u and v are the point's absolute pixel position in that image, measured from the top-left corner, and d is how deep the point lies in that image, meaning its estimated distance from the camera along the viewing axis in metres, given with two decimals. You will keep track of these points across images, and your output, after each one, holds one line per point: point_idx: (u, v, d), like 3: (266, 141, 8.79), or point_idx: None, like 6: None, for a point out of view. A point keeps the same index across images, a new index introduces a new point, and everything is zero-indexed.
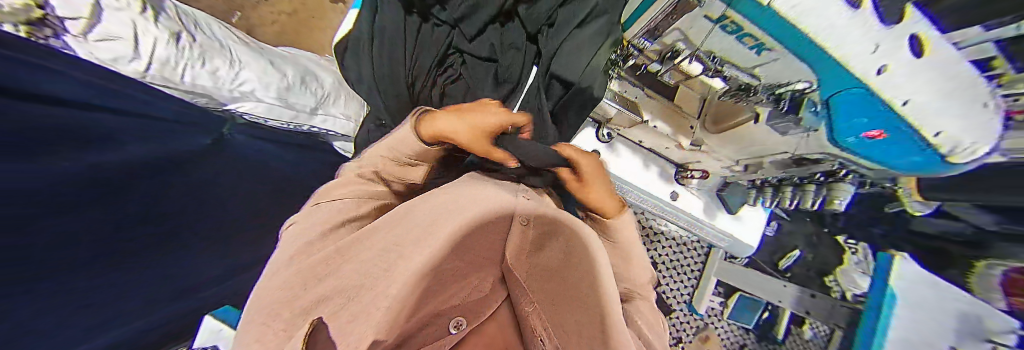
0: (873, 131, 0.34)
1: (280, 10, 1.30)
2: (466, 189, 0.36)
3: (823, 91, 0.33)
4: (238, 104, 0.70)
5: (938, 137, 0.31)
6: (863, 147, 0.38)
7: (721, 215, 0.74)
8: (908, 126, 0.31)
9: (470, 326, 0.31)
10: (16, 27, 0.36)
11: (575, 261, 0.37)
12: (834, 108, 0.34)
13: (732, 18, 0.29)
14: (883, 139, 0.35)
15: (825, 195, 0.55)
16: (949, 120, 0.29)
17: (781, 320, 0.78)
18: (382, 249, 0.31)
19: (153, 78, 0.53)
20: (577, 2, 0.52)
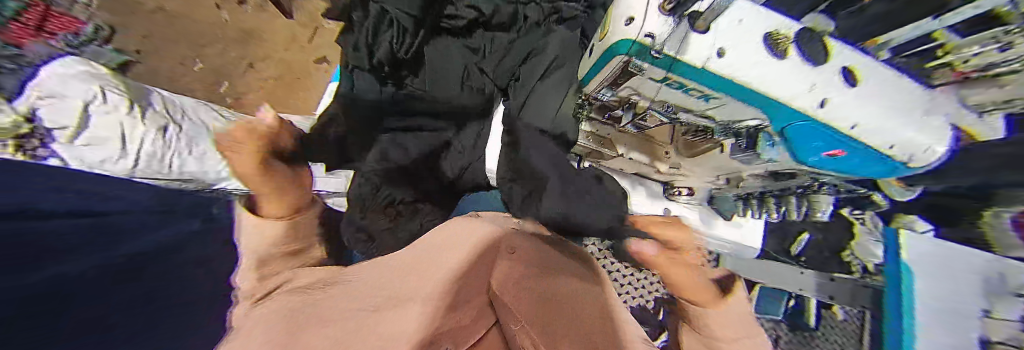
0: (833, 151, 0.32)
1: (267, 77, 1.36)
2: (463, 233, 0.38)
3: (776, 125, 0.32)
4: (225, 182, 0.74)
5: (894, 150, 0.30)
6: (832, 167, 0.35)
7: (718, 223, 0.70)
8: (861, 144, 0.30)
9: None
10: (5, 143, 0.51)
11: (553, 278, 0.31)
12: (788, 141, 0.33)
13: (674, 79, 0.30)
14: (844, 159, 0.33)
15: None
16: (900, 130, 0.30)
17: (810, 306, 0.73)
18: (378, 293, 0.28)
19: (141, 171, 0.64)
20: (536, 61, 0.63)
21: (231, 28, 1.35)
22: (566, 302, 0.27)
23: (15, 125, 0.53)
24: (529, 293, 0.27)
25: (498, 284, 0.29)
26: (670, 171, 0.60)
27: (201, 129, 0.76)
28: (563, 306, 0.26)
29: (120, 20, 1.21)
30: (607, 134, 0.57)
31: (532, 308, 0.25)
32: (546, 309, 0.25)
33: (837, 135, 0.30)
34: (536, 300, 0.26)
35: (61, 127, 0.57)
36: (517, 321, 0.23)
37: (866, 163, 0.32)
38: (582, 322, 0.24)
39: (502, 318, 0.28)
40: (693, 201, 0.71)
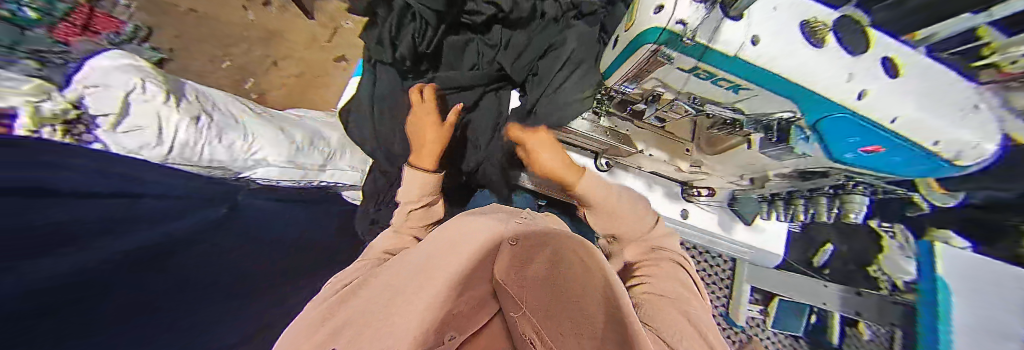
0: (870, 147, 0.30)
1: (290, 75, 1.42)
2: (463, 224, 0.35)
3: (808, 115, 0.32)
4: (250, 172, 0.79)
5: (938, 146, 0.28)
6: (867, 163, 0.33)
7: (737, 227, 0.69)
8: (902, 138, 0.28)
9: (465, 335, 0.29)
10: (53, 128, 0.51)
11: (564, 268, 0.28)
12: (821, 132, 0.32)
13: (704, 69, 0.30)
14: (883, 153, 0.31)
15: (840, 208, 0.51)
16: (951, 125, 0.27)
17: (833, 322, 0.70)
18: (385, 290, 0.31)
19: (174, 159, 0.64)
20: (553, 57, 0.68)
21: (258, 29, 1.42)
22: (578, 288, 0.27)
23: (63, 112, 0.53)
24: (534, 285, 0.28)
25: (502, 275, 0.31)
26: (692, 169, 0.58)
27: (235, 120, 0.80)
28: (570, 296, 0.27)
29: (156, 21, 1.28)
30: (624, 130, 0.57)
31: (538, 305, 0.27)
32: (551, 297, 0.27)
33: (880, 129, 0.28)
34: (544, 293, 0.27)
35: (105, 114, 0.57)
36: (525, 317, 0.29)
37: (908, 160, 0.31)
38: (584, 316, 0.26)
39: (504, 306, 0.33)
40: (713, 203, 0.68)
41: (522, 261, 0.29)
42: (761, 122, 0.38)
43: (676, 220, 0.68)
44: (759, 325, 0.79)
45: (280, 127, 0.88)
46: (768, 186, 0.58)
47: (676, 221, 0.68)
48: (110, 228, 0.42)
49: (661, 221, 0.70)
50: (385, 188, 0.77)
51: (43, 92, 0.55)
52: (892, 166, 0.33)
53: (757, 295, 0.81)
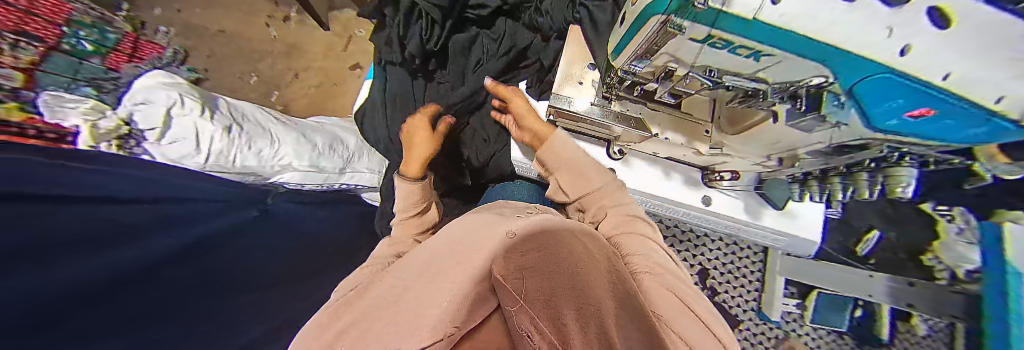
0: (916, 110, 0.24)
1: (309, 85, 1.49)
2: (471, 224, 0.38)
3: (845, 79, 0.25)
4: (278, 177, 0.82)
5: (1000, 103, 0.20)
6: (911, 127, 0.27)
7: (766, 213, 0.64)
8: (950, 98, 0.21)
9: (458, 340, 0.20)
10: (109, 143, 0.62)
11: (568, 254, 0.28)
12: (860, 98, 0.26)
13: (720, 37, 0.26)
14: (930, 116, 0.24)
15: (884, 183, 0.47)
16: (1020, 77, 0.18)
17: (881, 318, 0.65)
18: (393, 290, 0.33)
19: (211, 166, 0.71)
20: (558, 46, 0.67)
21: (280, 42, 1.51)
22: (589, 272, 0.26)
23: (118, 127, 0.64)
24: (533, 270, 0.24)
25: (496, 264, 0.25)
26: (711, 152, 0.55)
27: (262, 128, 0.85)
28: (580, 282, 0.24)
29: (191, 43, 1.41)
30: (637, 114, 0.53)
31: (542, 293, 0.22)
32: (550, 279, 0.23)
33: (933, 95, 0.21)
34: (550, 282, 0.23)
35: (151, 128, 0.67)
36: (525, 311, 0.21)
37: (966, 125, 0.24)
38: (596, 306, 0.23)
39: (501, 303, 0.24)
40: (737, 187, 0.64)
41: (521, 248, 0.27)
42: (786, 91, 0.33)
43: (697, 208, 0.65)
44: (796, 321, 0.71)
45: (302, 132, 0.91)
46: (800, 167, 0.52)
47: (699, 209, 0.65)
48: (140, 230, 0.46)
49: (681, 210, 0.68)
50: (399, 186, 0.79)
51: (100, 112, 0.66)
52: (941, 129, 0.26)
53: (792, 288, 0.72)
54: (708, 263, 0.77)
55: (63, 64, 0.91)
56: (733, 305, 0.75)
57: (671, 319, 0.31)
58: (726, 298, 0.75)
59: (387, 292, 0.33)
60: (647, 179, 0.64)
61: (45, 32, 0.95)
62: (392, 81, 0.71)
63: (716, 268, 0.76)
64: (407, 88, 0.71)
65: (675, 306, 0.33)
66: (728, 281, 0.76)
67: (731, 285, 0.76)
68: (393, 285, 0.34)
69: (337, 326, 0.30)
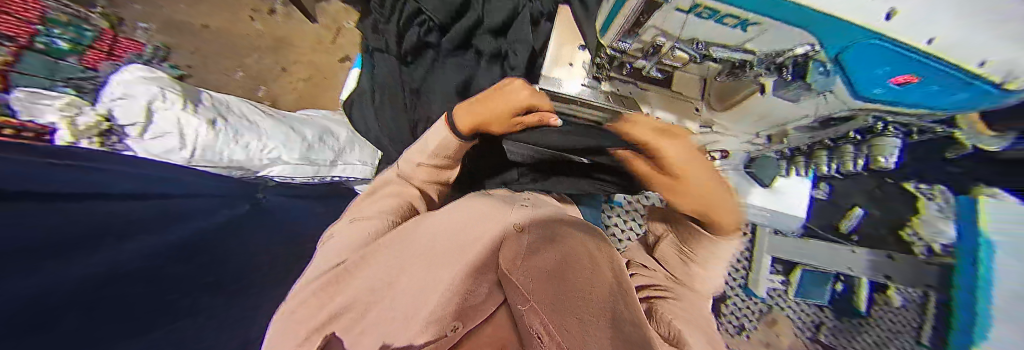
0: (904, 75, 0.25)
1: (299, 79, 1.44)
2: (460, 211, 0.46)
3: (829, 48, 0.26)
4: (267, 170, 0.80)
5: (983, 67, 0.21)
6: (903, 94, 0.28)
7: (756, 191, 0.65)
8: (936, 62, 0.21)
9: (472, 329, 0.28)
10: (91, 139, 0.61)
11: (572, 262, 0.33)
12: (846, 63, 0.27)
13: (705, 6, 0.25)
14: (920, 82, 0.25)
15: (869, 155, 0.51)
16: (1001, 45, 0.19)
17: (859, 290, 0.67)
18: (386, 269, 0.38)
19: (196, 161, 0.69)
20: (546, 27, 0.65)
21: (266, 37, 1.44)
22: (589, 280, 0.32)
23: (97, 123, 0.63)
24: (540, 275, 0.31)
25: (507, 265, 0.33)
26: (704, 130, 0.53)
27: (245, 120, 0.81)
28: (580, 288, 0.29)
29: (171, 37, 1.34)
30: (629, 93, 0.53)
31: (547, 297, 0.28)
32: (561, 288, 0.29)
33: (918, 58, 0.22)
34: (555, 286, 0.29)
35: (134, 123, 0.65)
36: (534, 310, 0.26)
37: (955, 89, 0.24)
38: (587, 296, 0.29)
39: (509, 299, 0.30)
40: (728, 166, 0.65)
41: (528, 253, 0.35)
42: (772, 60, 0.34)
43: None
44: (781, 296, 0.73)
45: (288, 124, 0.88)
46: (789, 141, 0.53)
47: None
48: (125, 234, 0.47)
49: None
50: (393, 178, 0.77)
51: (76, 107, 0.64)
52: (933, 98, 0.27)
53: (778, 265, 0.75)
54: None
55: (37, 65, 0.89)
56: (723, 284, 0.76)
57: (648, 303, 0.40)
58: None
59: (383, 273, 0.37)
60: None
61: (14, 30, 0.93)
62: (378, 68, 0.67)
63: None
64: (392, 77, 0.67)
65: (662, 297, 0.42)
66: None
67: None
68: (389, 267, 0.38)
69: (331, 308, 0.34)
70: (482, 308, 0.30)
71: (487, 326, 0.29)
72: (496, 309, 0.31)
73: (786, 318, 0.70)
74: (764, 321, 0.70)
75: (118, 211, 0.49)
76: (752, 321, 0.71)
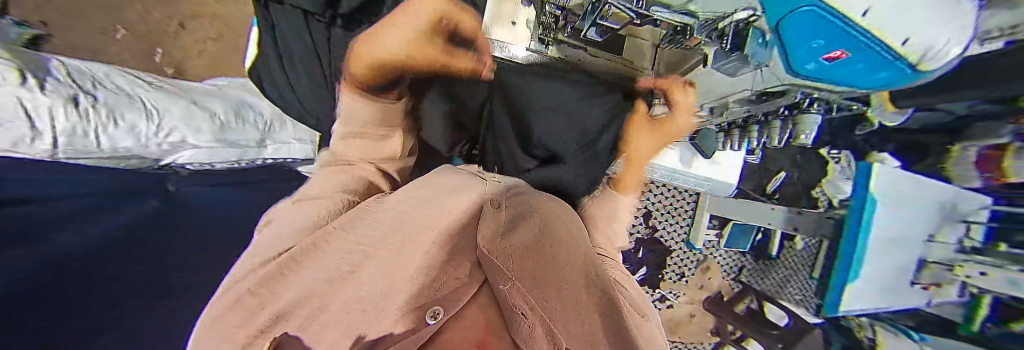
0: (833, 53, 0.24)
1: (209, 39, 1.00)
2: (429, 182, 0.36)
3: (771, 13, 0.25)
4: (173, 156, 0.61)
5: (905, 47, 0.21)
6: (824, 74, 0.29)
7: (697, 162, 0.71)
8: (879, 42, 0.21)
9: (448, 320, 0.22)
10: None
11: (552, 240, 0.30)
12: (785, 35, 0.25)
13: None
14: (842, 61, 0.25)
15: (793, 131, 0.51)
16: (924, 15, 0.19)
17: (773, 239, 0.91)
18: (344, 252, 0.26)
19: (67, 152, 0.49)
20: None
21: None
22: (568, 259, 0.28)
23: None
24: (520, 251, 0.26)
25: (487, 242, 0.26)
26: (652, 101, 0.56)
27: (127, 94, 0.57)
28: (554, 262, 0.27)
29: None
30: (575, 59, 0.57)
31: (530, 273, 0.24)
32: (541, 266, 0.26)
33: (852, 34, 0.21)
34: (533, 265, 0.25)
35: None
36: (517, 289, 0.23)
37: (872, 69, 0.25)
38: (570, 288, 0.25)
39: (493, 279, 0.26)
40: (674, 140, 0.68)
41: (510, 226, 0.29)
42: (713, 24, 0.34)
43: None
44: (714, 246, 0.95)
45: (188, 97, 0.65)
46: (727, 114, 0.57)
47: None
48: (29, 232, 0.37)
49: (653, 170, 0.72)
50: None
51: None
52: (853, 79, 0.28)
53: (715, 221, 0.93)
54: (651, 206, 0.91)
55: None
56: (669, 239, 0.95)
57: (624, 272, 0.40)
58: (665, 233, 0.94)
59: (340, 259, 0.25)
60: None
61: None
62: (275, 22, 0.45)
63: (658, 210, 0.92)
64: (300, 37, 0.46)
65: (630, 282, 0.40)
66: (667, 221, 0.94)
67: (670, 223, 0.93)
68: (349, 252, 0.26)
69: (270, 313, 0.21)
70: (464, 291, 0.25)
71: (471, 309, 0.24)
72: (477, 290, 0.27)
73: (715, 263, 0.97)
74: (699, 267, 0.97)
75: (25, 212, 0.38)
76: (692, 268, 0.97)
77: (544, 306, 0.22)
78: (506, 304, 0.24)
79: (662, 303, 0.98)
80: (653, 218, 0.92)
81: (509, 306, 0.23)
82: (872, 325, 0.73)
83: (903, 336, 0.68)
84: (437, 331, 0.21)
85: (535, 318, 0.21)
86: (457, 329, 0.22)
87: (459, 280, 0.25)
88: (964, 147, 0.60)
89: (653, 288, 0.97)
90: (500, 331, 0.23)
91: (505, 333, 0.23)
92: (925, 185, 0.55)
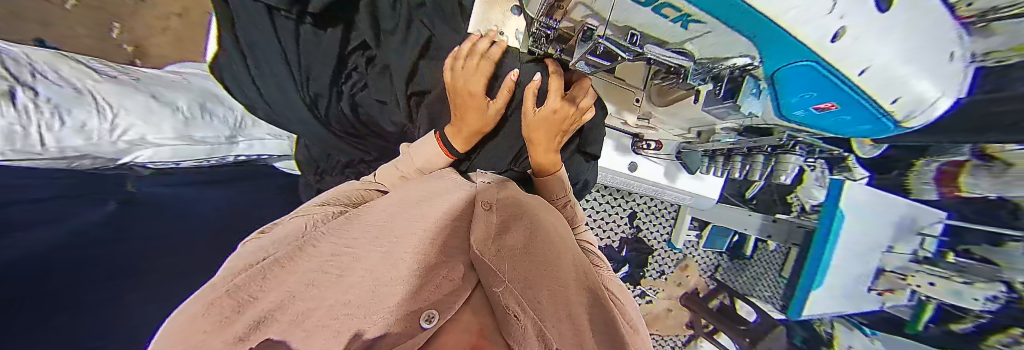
0: (825, 103, 0.26)
1: (174, 14, 0.87)
2: (418, 183, 0.36)
3: (766, 65, 0.25)
4: (133, 155, 0.55)
5: (893, 105, 0.23)
6: (814, 118, 0.31)
7: (681, 176, 0.71)
8: (868, 100, 0.22)
9: (443, 327, 0.21)
10: None
11: (542, 240, 0.31)
12: (779, 83, 0.26)
13: (671, 4, 0.20)
14: (834, 111, 0.27)
15: (773, 169, 0.57)
16: (916, 81, 0.20)
17: (748, 241, 0.96)
18: (329, 255, 0.24)
19: (5, 154, 0.40)
20: None
21: None
22: (559, 260, 0.29)
23: None
24: (512, 254, 0.27)
25: (480, 243, 0.26)
26: (639, 123, 0.55)
27: (74, 88, 0.49)
28: (546, 264, 0.28)
29: None
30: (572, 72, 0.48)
31: (521, 277, 0.25)
32: (532, 268, 0.27)
33: (845, 88, 0.21)
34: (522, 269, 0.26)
35: None
36: (508, 289, 0.23)
37: (858, 121, 0.27)
38: (558, 289, 0.26)
39: (483, 280, 0.26)
40: (661, 155, 0.67)
41: (500, 231, 0.29)
42: (708, 69, 0.31)
43: (624, 174, 0.67)
44: (693, 246, 0.99)
45: (148, 91, 0.59)
46: (713, 140, 0.57)
47: (627, 175, 0.68)
48: (11, 225, 0.35)
49: (645, 184, 0.73)
50: (321, 155, 0.61)
51: None
52: (839, 126, 0.30)
53: (696, 222, 0.96)
54: (636, 208, 0.93)
55: None
56: (651, 239, 0.97)
57: (607, 274, 0.40)
58: (648, 233, 0.97)
59: (324, 263, 0.23)
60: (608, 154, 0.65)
61: None
62: (236, 17, 0.42)
63: (642, 211, 0.94)
64: (265, 35, 0.43)
65: (615, 281, 0.40)
66: (650, 222, 0.96)
67: (653, 223, 0.96)
68: (333, 254, 0.24)
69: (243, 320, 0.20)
70: (459, 294, 0.23)
71: (466, 313, 0.24)
72: (470, 295, 0.25)
73: (694, 262, 1.02)
74: (680, 266, 1.02)
75: (4, 208, 0.36)
76: (671, 267, 1.01)
77: (532, 305, 0.23)
78: (496, 306, 0.23)
79: (643, 298, 1.01)
80: (638, 219, 0.95)
81: (499, 306, 0.23)
82: (831, 321, 0.82)
83: (857, 330, 0.79)
84: (433, 334, 0.20)
85: (525, 318, 0.22)
86: (454, 333, 0.22)
87: (455, 278, 0.25)
88: (926, 164, 0.62)
89: (635, 285, 1.00)
90: (492, 335, 0.22)
91: (498, 336, 0.22)
92: (890, 197, 0.58)
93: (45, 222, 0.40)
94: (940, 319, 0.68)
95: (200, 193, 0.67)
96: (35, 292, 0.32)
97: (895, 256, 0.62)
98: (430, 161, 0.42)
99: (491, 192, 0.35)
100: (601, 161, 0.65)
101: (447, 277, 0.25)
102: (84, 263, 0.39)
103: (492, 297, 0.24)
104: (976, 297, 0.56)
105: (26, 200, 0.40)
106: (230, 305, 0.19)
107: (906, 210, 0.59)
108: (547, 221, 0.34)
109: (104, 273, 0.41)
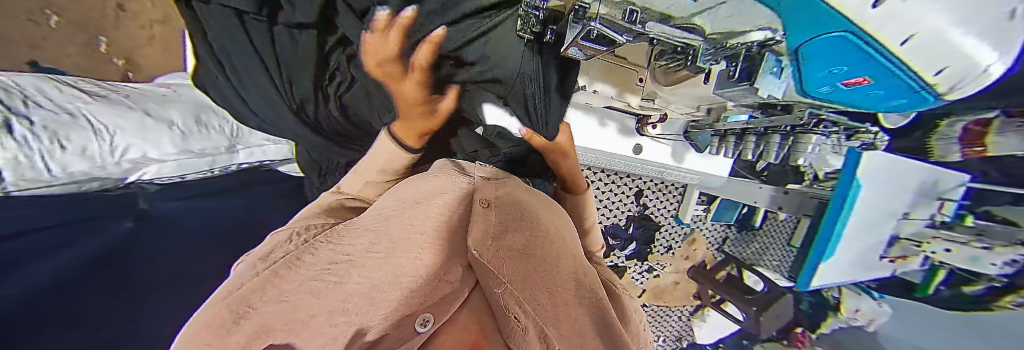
0: (856, 77, 0.26)
1: (157, 22, 0.80)
2: (412, 182, 0.34)
3: (796, 34, 0.24)
4: (137, 173, 0.57)
5: (939, 74, 0.22)
6: (843, 91, 0.30)
7: (689, 154, 0.70)
8: (899, 64, 0.22)
9: (434, 335, 0.18)
10: None
11: (544, 239, 0.29)
12: (807, 57, 0.26)
13: None
14: (866, 85, 0.27)
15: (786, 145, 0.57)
16: (956, 55, 0.20)
17: (757, 213, 0.95)
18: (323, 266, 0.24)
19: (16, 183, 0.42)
20: None
21: None
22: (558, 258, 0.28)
23: None
24: (515, 254, 0.24)
25: (478, 241, 0.23)
26: (642, 104, 0.51)
27: (67, 112, 0.48)
28: (545, 265, 0.25)
29: None
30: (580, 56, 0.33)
31: (528, 275, 0.23)
32: (539, 268, 0.25)
33: (880, 59, 0.22)
34: (528, 265, 0.24)
35: None
36: (511, 289, 0.20)
37: (893, 94, 0.27)
38: (562, 291, 0.25)
39: (482, 284, 0.22)
40: (667, 134, 0.66)
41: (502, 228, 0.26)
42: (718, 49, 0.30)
43: (629, 155, 0.66)
44: (701, 219, 0.99)
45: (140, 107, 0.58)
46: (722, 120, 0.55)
47: (629, 156, 0.66)
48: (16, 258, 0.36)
49: (650, 166, 0.71)
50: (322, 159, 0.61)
51: None
52: (868, 97, 0.30)
53: (704, 197, 0.95)
54: (642, 185, 0.91)
55: None
56: (659, 215, 0.97)
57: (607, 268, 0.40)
58: (656, 210, 0.96)
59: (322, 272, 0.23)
60: (580, 129, 0.60)
61: None
62: (205, 18, 0.38)
63: (650, 190, 0.93)
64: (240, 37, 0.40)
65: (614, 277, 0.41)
66: (658, 199, 0.95)
67: (661, 200, 0.95)
68: (332, 261, 0.22)
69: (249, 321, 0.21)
70: (457, 294, 0.20)
71: (463, 312, 0.20)
72: (467, 296, 0.22)
73: (702, 236, 1.02)
74: (688, 241, 1.02)
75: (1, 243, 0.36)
76: (680, 241, 1.02)
77: (545, 307, 0.22)
78: (496, 305, 0.20)
79: (649, 273, 1.04)
80: (644, 198, 0.93)
81: (499, 307, 0.20)
82: (839, 288, 0.86)
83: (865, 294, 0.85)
84: (428, 336, 0.17)
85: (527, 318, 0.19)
86: (448, 334, 0.18)
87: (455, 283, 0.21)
88: (950, 124, 0.56)
89: (642, 261, 1.01)
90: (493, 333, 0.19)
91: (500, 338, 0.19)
92: (913, 165, 0.55)
93: (61, 253, 0.41)
94: (951, 282, 0.68)
95: (208, 203, 0.69)
96: (52, 325, 0.32)
97: (909, 223, 0.60)
98: (393, 160, 0.39)
99: (488, 188, 0.33)
100: (605, 148, 0.63)
101: (448, 280, 0.21)
102: (98, 286, 0.41)
103: (493, 296, 0.21)
104: (993, 263, 0.56)
105: (28, 230, 0.41)
106: (234, 315, 0.17)
107: (927, 175, 0.56)
108: (545, 219, 0.33)
109: (127, 296, 0.43)
